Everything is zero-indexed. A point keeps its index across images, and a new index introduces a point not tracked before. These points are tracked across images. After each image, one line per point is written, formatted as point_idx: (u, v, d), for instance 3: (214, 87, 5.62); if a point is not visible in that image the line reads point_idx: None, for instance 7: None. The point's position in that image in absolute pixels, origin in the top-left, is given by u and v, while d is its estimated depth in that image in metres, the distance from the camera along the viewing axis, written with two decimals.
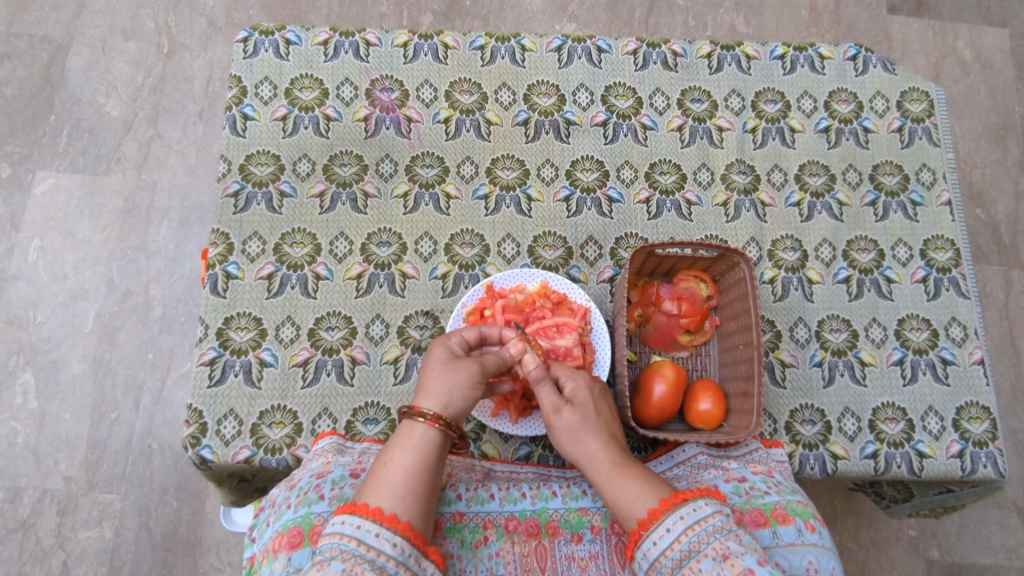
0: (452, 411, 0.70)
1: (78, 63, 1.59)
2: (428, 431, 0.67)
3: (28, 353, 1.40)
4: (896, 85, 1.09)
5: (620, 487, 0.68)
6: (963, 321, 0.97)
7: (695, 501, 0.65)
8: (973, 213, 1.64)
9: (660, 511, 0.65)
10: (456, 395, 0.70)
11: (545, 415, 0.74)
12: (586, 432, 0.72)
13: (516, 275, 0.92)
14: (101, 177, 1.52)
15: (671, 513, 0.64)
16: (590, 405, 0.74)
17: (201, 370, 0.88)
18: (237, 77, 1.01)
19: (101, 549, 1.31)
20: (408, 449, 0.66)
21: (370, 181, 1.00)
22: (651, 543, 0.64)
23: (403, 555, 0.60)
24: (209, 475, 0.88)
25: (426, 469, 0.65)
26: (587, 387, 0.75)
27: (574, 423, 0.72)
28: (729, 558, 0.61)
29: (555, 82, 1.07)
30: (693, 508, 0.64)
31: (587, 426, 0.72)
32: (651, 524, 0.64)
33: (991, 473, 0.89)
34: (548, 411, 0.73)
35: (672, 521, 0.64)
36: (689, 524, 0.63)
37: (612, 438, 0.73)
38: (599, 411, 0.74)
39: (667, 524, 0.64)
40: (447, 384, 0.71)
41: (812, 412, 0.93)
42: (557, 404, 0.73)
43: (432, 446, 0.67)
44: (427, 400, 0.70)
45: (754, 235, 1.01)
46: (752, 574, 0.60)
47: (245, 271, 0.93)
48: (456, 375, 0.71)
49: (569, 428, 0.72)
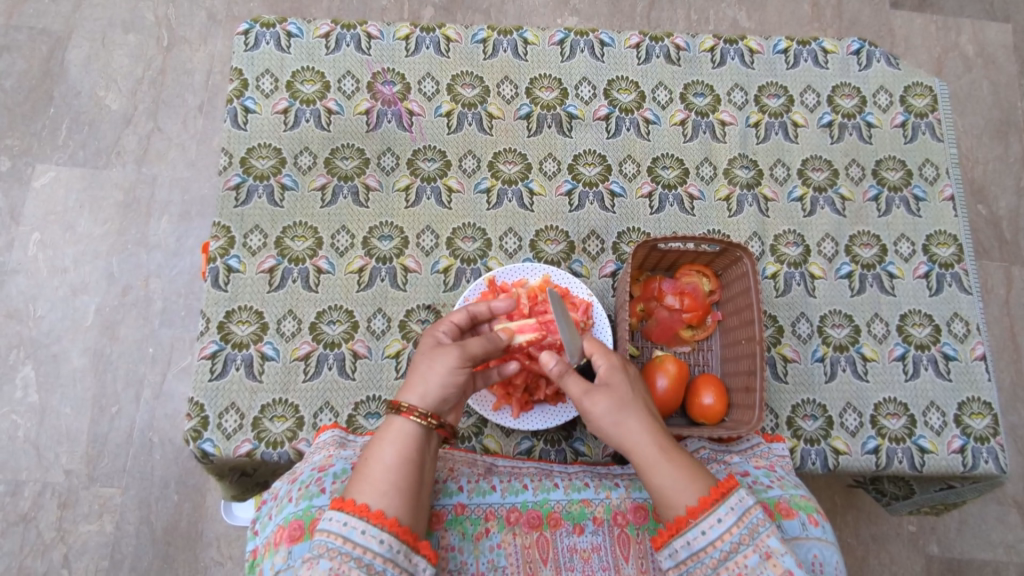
0: (430, 401, 0.69)
1: (78, 56, 1.59)
2: (406, 424, 0.67)
3: (28, 346, 1.40)
4: (899, 80, 1.09)
5: (666, 473, 0.65)
6: (965, 317, 0.97)
7: (741, 492, 0.65)
8: (974, 209, 1.64)
9: (710, 501, 0.64)
10: (433, 384, 0.70)
11: (577, 402, 0.71)
12: (627, 415, 0.68)
13: (518, 270, 0.92)
14: (101, 170, 1.52)
15: (723, 503, 0.64)
16: (628, 386, 0.71)
17: (203, 363, 0.88)
18: (238, 70, 1.01)
19: (102, 542, 1.31)
20: (390, 444, 0.65)
21: (371, 174, 0.99)
22: (698, 532, 0.63)
23: (391, 551, 0.60)
24: (210, 469, 0.88)
25: (408, 461, 0.64)
26: (621, 368, 0.72)
27: (611, 407, 0.69)
28: (772, 557, 0.62)
29: (557, 76, 1.06)
30: (741, 500, 0.64)
31: (626, 409, 0.69)
32: (701, 514, 0.63)
33: (992, 468, 0.89)
34: (578, 398, 0.70)
35: (722, 512, 0.63)
36: (738, 517, 0.63)
37: (654, 420, 0.69)
38: (636, 393, 0.71)
39: (718, 514, 0.63)
40: (424, 376, 0.70)
41: (814, 408, 0.93)
42: (588, 388, 0.70)
43: (414, 439, 0.66)
44: (407, 395, 0.69)
45: (756, 230, 1.01)
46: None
47: (247, 264, 0.93)
48: (435, 363, 0.71)
49: (608, 412, 0.69)
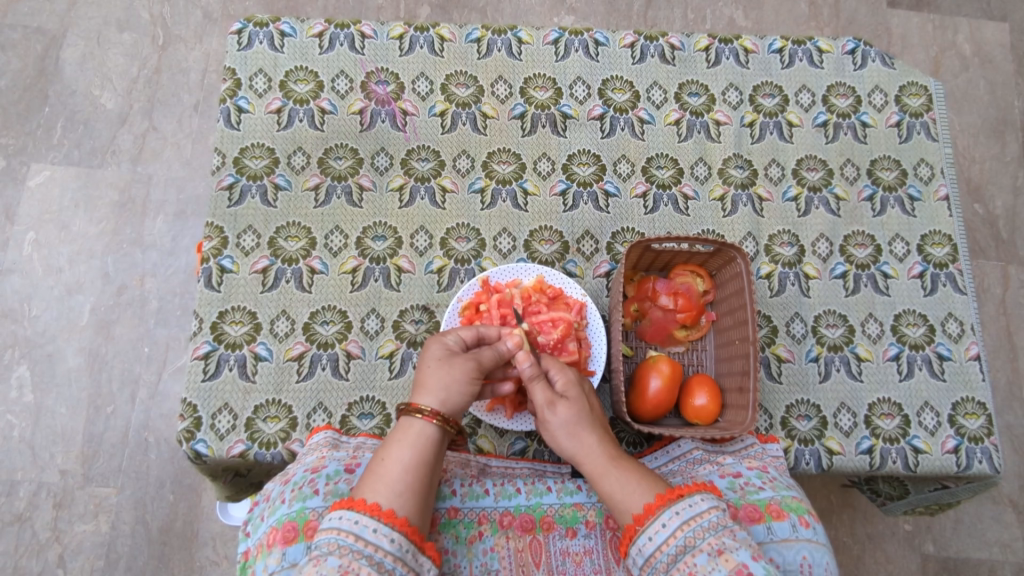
0: (450, 407, 0.70)
1: (72, 55, 1.58)
2: (426, 427, 0.67)
3: (23, 346, 1.40)
4: (895, 79, 1.09)
5: (616, 480, 0.68)
6: (959, 317, 0.97)
7: (692, 497, 0.64)
8: (971, 208, 1.64)
9: (656, 506, 0.64)
10: (454, 391, 0.71)
11: (538, 411, 0.73)
12: (582, 426, 0.72)
13: (511, 270, 0.91)
14: (95, 169, 1.52)
15: (667, 508, 0.64)
16: (582, 399, 0.74)
17: (195, 364, 0.88)
18: (231, 69, 1.00)
19: (97, 542, 1.31)
20: (406, 446, 0.66)
21: (365, 174, 0.99)
22: (646, 538, 0.63)
23: (401, 550, 0.60)
24: (203, 469, 0.87)
25: (423, 463, 0.65)
26: (577, 383, 0.76)
27: (569, 417, 0.72)
28: (723, 553, 0.61)
29: (551, 75, 1.06)
30: (690, 504, 0.64)
31: (581, 419, 0.72)
32: (647, 519, 0.64)
33: (986, 468, 0.90)
34: (541, 406, 0.73)
35: (667, 516, 0.63)
36: (684, 520, 0.63)
37: (606, 433, 0.73)
38: (590, 406, 0.74)
39: (662, 519, 0.63)
40: (445, 381, 0.71)
41: (808, 408, 0.92)
42: (551, 397, 0.73)
43: (430, 442, 0.67)
44: (425, 397, 0.70)
45: (751, 230, 1.01)
46: (746, 568, 0.60)
47: (240, 265, 0.93)
48: (453, 372, 0.72)
49: (564, 422, 0.72)
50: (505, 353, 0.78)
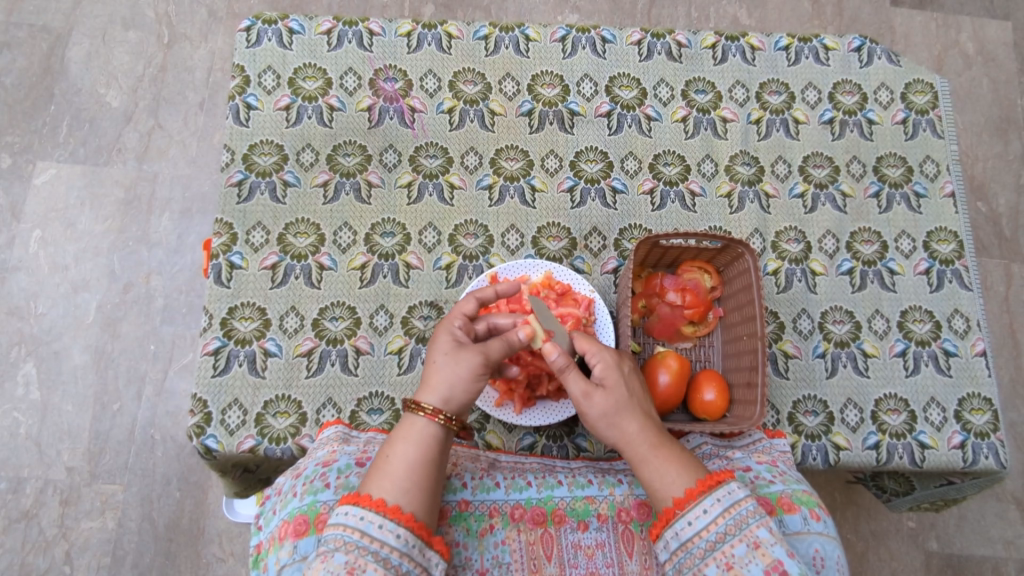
0: (453, 405, 0.69)
1: (78, 53, 1.58)
2: (429, 425, 0.67)
3: (29, 343, 1.40)
4: (900, 77, 1.09)
5: (657, 469, 0.68)
6: (965, 313, 0.98)
7: (730, 484, 0.65)
8: (974, 206, 1.64)
9: (698, 492, 0.65)
10: (458, 389, 0.70)
11: (576, 403, 0.72)
12: (622, 415, 0.70)
13: (520, 266, 0.92)
14: (101, 168, 1.52)
15: (709, 495, 0.65)
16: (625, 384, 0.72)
17: (206, 359, 0.88)
18: (240, 67, 1.01)
19: (104, 539, 1.31)
20: (409, 442, 0.66)
21: (374, 171, 1.00)
22: (685, 523, 0.64)
23: (407, 546, 0.60)
24: (213, 465, 0.88)
25: (428, 461, 0.65)
26: (617, 365, 0.73)
27: (608, 408, 0.71)
28: (760, 547, 0.62)
29: (558, 72, 1.06)
30: (729, 491, 0.65)
31: (621, 409, 0.71)
32: (688, 504, 0.65)
33: (992, 464, 0.90)
34: (578, 398, 0.72)
35: (708, 503, 0.64)
36: (725, 508, 0.64)
37: (648, 417, 0.71)
38: (632, 391, 0.72)
39: (703, 505, 0.64)
40: (449, 379, 0.70)
41: (815, 403, 0.93)
42: (587, 388, 0.71)
43: (434, 441, 0.67)
44: (428, 395, 0.69)
45: (757, 227, 1.01)
46: (782, 565, 0.61)
47: (249, 261, 0.93)
48: (459, 368, 0.70)
49: (602, 412, 0.71)
50: (517, 343, 0.74)
